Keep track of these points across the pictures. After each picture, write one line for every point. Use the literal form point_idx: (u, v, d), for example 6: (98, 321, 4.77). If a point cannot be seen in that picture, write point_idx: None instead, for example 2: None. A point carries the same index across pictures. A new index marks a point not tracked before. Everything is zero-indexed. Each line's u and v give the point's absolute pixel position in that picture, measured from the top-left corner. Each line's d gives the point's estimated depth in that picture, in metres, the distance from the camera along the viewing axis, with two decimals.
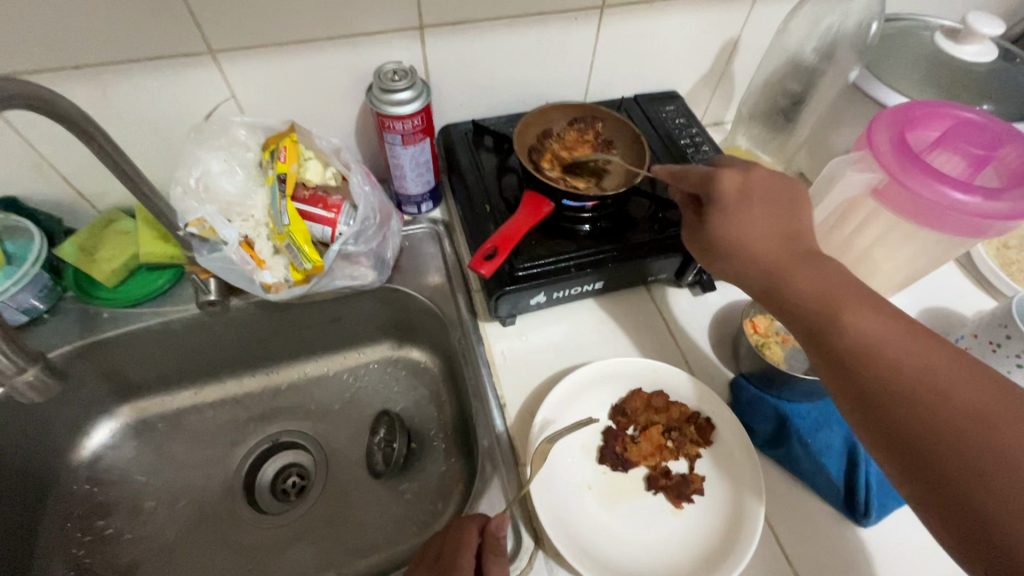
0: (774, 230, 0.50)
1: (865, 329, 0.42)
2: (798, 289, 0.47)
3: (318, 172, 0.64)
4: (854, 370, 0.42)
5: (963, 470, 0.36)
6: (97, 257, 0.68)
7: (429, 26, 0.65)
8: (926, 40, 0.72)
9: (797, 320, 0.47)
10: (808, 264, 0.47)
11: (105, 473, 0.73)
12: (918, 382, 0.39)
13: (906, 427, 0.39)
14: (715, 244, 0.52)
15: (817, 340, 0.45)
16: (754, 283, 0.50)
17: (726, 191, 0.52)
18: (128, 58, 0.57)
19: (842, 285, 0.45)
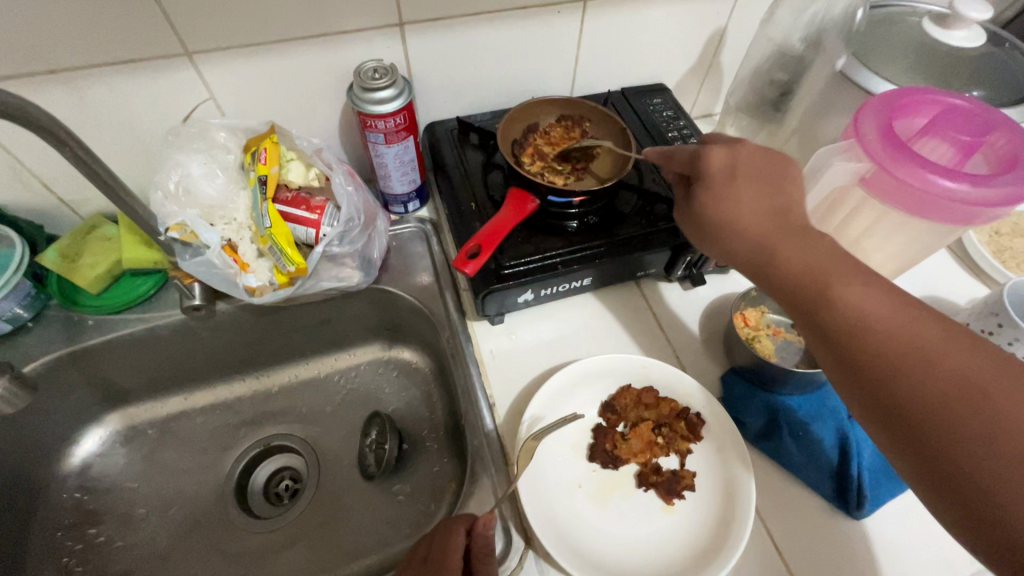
0: (764, 205, 0.48)
1: (858, 305, 0.41)
2: (788, 265, 0.46)
3: (300, 173, 0.64)
4: (847, 348, 0.41)
5: (959, 447, 0.35)
6: (79, 265, 0.67)
7: (409, 22, 0.64)
8: (913, 27, 0.71)
9: (787, 297, 0.46)
10: (799, 240, 0.46)
11: (95, 481, 0.72)
12: (912, 357, 0.39)
13: (900, 403, 0.38)
14: (704, 223, 0.51)
15: (808, 318, 0.44)
16: (745, 262, 0.49)
17: (713, 170, 0.51)
18: (104, 62, 0.56)
19: (833, 259, 0.44)
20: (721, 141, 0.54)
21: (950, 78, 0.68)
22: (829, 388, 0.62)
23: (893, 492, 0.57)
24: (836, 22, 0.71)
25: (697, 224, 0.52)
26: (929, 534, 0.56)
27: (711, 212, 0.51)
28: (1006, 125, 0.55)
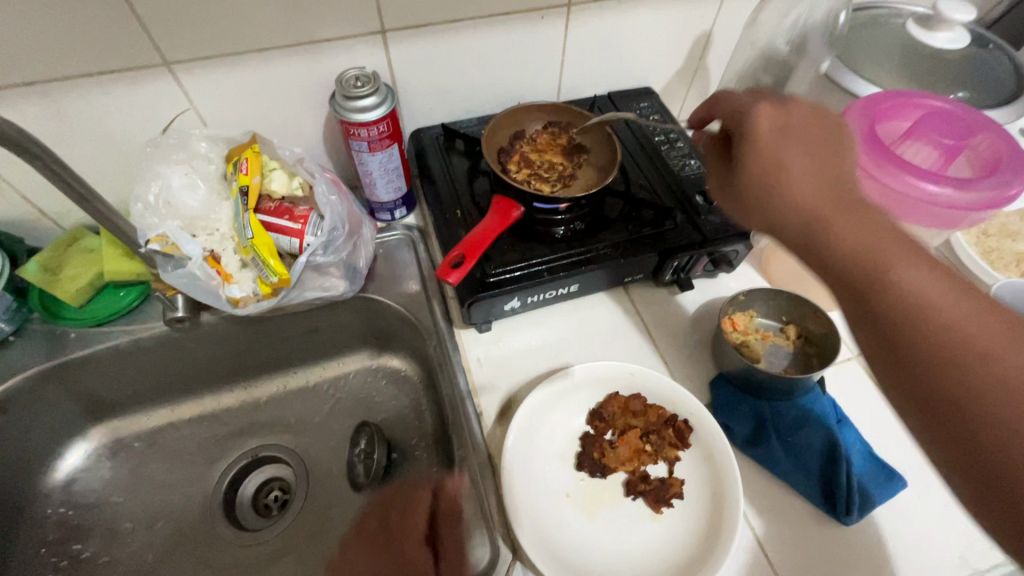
0: (815, 173, 0.42)
1: (922, 293, 0.36)
2: (840, 240, 0.40)
3: (283, 182, 0.63)
4: (907, 340, 0.36)
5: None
6: (61, 277, 0.66)
7: (392, 30, 0.63)
8: (898, 29, 0.71)
9: (835, 279, 0.40)
10: (854, 215, 0.40)
11: (80, 496, 0.71)
12: (985, 355, 0.33)
13: (968, 407, 0.33)
14: (743, 194, 0.46)
15: (862, 304, 0.39)
16: (786, 238, 0.43)
17: (761, 130, 0.45)
18: (81, 73, 0.55)
19: (892, 237, 0.39)
20: (768, 101, 0.48)
21: (935, 80, 0.68)
22: (816, 393, 0.62)
23: (883, 497, 0.56)
24: (820, 25, 0.71)
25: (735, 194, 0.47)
26: (921, 539, 0.56)
27: (752, 181, 0.45)
28: (988, 127, 0.55)
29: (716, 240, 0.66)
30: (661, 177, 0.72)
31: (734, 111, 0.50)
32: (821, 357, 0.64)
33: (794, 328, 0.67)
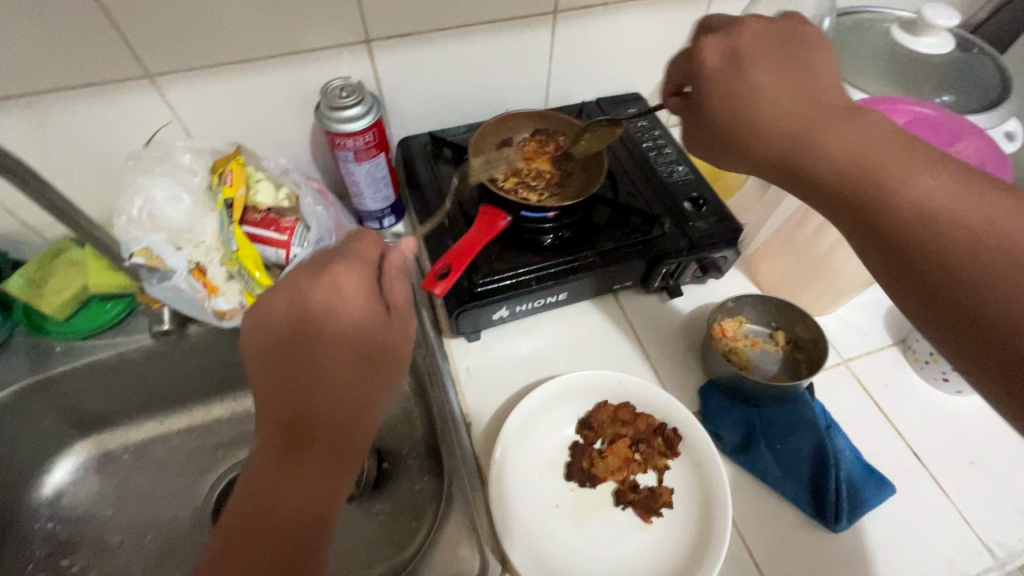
0: (784, 96, 0.42)
1: (915, 189, 0.37)
2: (826, 156, 0.40)
3: (268, 194, 0.63)
4: (900, 237, 0.37)
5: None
6: (44, 291, 0.65)
7: (376, 39, 0.63)
8: (883, 34, 0.71)
9: (831, 197, 0.41)
10: (840, 121, 0.41)
11: (67, 510, 0.71)
12: (977, 238, 0.34)
13: (961, 291, 0.34)
14: (715, 129, 0.46)
15: (852, 211, 0.39)
16: (767, 164, 0.44)
17: (710, 65, 0.45)
18: (62, 86, 0.55)
19: (886, 143, 0.39)
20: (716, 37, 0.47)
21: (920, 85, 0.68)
22: (806, 399, 0.61)
23: (872, 506, 0.56)
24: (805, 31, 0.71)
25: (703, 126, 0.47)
26: (909, 545, 0.56)
27: (719, 115, 0.45)
28: (972, 133, 0.56)
29: (704, 247, 0.66)
30: (649, 184, 0.72)
31: (681, 62, 0.49)
32: (810, 363, 0.64)
33: (783, 334, 0.67)
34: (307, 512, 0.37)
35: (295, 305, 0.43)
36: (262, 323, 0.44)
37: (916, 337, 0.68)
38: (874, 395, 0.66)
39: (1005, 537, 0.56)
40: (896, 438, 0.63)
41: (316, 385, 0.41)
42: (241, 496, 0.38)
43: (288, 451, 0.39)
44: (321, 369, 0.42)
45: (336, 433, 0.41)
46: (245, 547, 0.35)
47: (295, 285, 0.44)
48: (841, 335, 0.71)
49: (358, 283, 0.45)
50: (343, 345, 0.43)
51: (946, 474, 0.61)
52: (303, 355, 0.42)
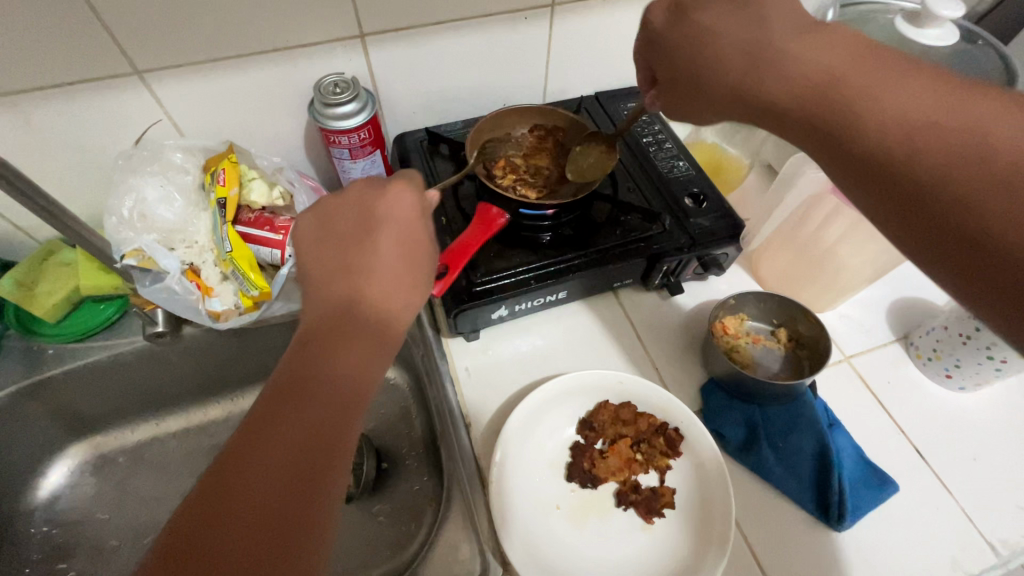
0: (735, 33, 0.41)
1: (884, 98, 0.35)
2: (778, 87, 0.39)
3: (262, 192, 0.62)
4: (872, 151, 0.35)
5: (996, 222, 0.30)
6: (35, 293, 0.64)
7: (370, 34, 0.62)
8: (886, 25, 0.70)
9: (794, 124, 0.39)
10: (791, 43, 0.39)
11: (63, 514, 0.70)
12: (953, 141, 0.32)
13: (942, 198, 0.32)
14: (680, 78, 0.47)
15: (820, 133, 0.37)
16: (739, 99, 0.43)
17: (659, 24, 0.47)
18: (48, 84, 0.54)
19: (840, 59, 0.37)
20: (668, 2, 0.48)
21: None
22: (809, 397, 0.61)
23: (874, 503, 0.56)
24: None
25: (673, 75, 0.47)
26: (911, 543, 0.55)
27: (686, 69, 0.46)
28: None
29: (706, 244, 0.65)
30: (650, 181, 0.71)
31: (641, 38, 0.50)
32: (812, 361, 0.64)
33: (785, 331, 0.67)
34: (335, 406, 0.38)
35: (356, 211, 0.47)
36: (321, 228, 0.47)
37: (920, 334, 0.68)
38: (877, 392, 0.66)
39: (1008, 535, 0.56)
40: (899, 436, 0.62)
41: (365, 285, 0.43)
42: (273, 382, 0.38)
43: (326, 343, 0.40)
44: (373, 268, 0.44)
45: (368, 338, 0.41)
46: (275, 430, 0.35)
47: (353, 201, 0.47)
48: (843, 331, 0.70)
49: (415, 197, 0.47)
50: (395, 250, 0.45)
51: (948, 471, 0.60)
52: (359, 254, 0.44)
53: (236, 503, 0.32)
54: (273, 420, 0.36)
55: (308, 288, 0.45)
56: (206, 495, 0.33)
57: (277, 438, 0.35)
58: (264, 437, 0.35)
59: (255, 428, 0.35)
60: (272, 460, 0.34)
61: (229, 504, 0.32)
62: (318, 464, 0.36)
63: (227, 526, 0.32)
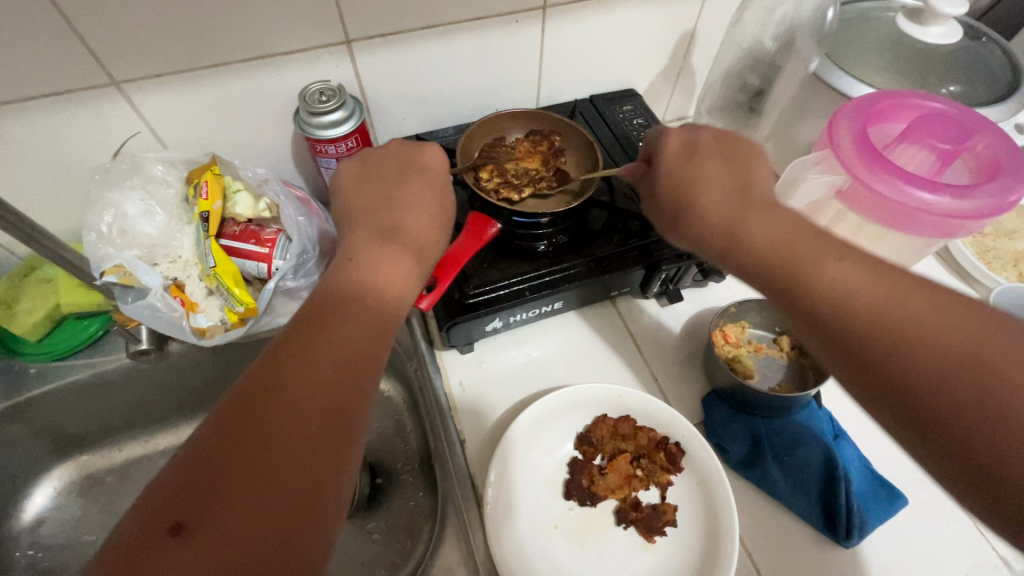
0: (727, 184, 0.47)
1: (865, 303, 0.37)
2: (755, 241, 0.43)
3: (248, 205, 0.60)
4: (872, 361, 0.36)
5: (949, 400, 0.33)
6: (17, 309, 0.62)
7: (356, 39, 0.60)
8: (888, 23, 0.68)
9: (761, 278, 0.43)
10: (762, 214, 0.44)
11: (48, 538, 0.68)
12: (915, 335, 0.35)
13: (915, 389, 0.35)
14: (665, 204, 0.50)
15: (818, 330, 0.39)
16: (727, 256, 0.45)
17: (673, 151, 0.52)
18: (22, 97, 0.52)
19: (805, 234, 0.42)
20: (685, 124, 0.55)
21: (928, 77, 0.65)
22: (812, 408, 0.59)
23: (884, 518, 0.54)
24: (808, 22, 0.68)
25: (673, 208, 0.50)
26: (922, 562, 0.54)
27: (702, 204, 0.47)
28: (985, 128, 0.52)
29: None
30: None
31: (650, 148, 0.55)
32: (817, 371, 0.62)
33: (787, 339, 0.65)
34: (346, 369, 0.39)
35: (398, 157, 0.57)
36: (380, 172, 0.55)
37: None
38: None
39: None
40: None
41: (402, 220, 0.51)
42: (272, 349, 0.39)
43: (362, 264, 0.46)
44: (421, 220, 0.53)
45: (368, 311, 0.43)
46: (281, 398, 0.36)
47: (387, 153, 0.57)
48: None
49: (444, 160, 0.59)
50: (435, 208, 0.55)
51: None
52: (400, 187, 0.54)
53: (249, 457, 0.33)
54: (281, 385, 0.36)
55: (344, 224, 0.52)
56: (215, 458, 0.33)
57: (291, 398, 0.36)
58: (274, 396, 0.36)
59: (262, 389, 0.36)
60: (289, 409, 0.35)
61: (239, 465, 0.33)
62: (342, 414, 0.37)
63: (238, 483, 0.32)
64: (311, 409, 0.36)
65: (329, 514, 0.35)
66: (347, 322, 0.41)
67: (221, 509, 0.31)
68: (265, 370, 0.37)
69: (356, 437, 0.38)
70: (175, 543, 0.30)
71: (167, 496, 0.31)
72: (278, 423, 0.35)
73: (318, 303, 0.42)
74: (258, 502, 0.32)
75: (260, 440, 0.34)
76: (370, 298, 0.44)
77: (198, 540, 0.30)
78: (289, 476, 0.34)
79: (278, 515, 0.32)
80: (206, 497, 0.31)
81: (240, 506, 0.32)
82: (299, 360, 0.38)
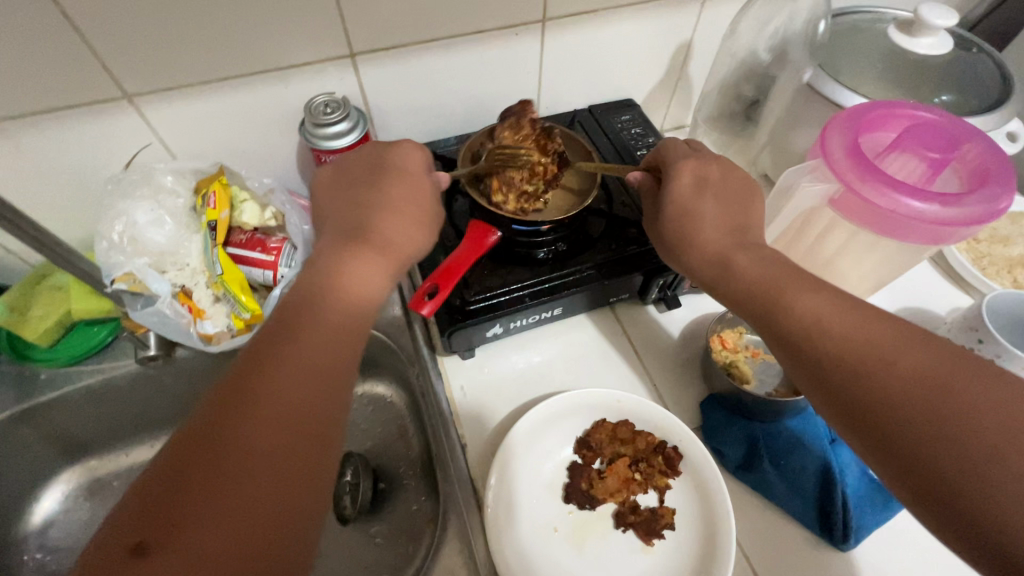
0: (725, 223, 0.52)
1: (832, 328, 0.42)
2: (742, 271, 0.49)
3: (255, 214, 0.62)
4: (836, 381, 0.41)
5: (901, 414, 0.38)
6: (29, 316, 0.64)
7: (361, 53, 0.61)
8: (880, 34, 0.69)
9: (745, 307, 0.48)
10: (747, 251, 0.50)
11: (56, 541, 0.69)
12: (873, 358, 0.40)
13: (874, 403, 0.39)
14: (666, 234, 0.55)
15: (791, 351, 0.44)
16: (715, 286, 0.51)
17: (682, 183, 0.55)
18: (37, 109, 0.53)
19: (783, 270, 0.47)
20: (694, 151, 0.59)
21: (920, 86, 0.66)
22: (809, 413, 0.60)
23: (879, 522, 0.55)
24: (801, 33, 0.69)
25: (674, 238, 0.54)
26: (917, 565, 0.54)
27: (693, 239, 0.52)
28: (975, 137, 0.53)
29: None
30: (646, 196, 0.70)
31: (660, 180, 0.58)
32: None
33: None
34: (321, 384, 0.40)
35: (374, 155, 0.55)
36: (370, 170, 0.54)
37: None
38: None
39: None
40: None
41: (371, 221, 0.50)
42: (244, 361, 0.39)
43: (331, 267, 0.46)
44: (401, 218, 0.51)
45: (342, 324, 0.44)
46: (257, 412, 0.37)
47: (371, 153, 0.56)
48: None
49: (422, 158, 0.57)
50: (420, 208, 0.53)
51: None
52: (381, 183, 0.53)
53: (218, 476, 0.34)
54: (256, 398, 0.37)
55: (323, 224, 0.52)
56: (184, 474, 0.34)
57: (263, 415, 0.37)
58: (245, 414, 0.37)
59: (231, 408, 0.37)
60: (260, 425, 0.36)
61: (207, 481, 0.34)
62: (316, 430, 0.39)
63: (205, 498, 0.33)
64: (285, 424, 0.37)
65: (302, 526, 0.36)
66: (321, 335, 0.42)
67: (185, 527, 0.32)
68: (236, 386, 0.38)
69: (328, 452, 0.39)
70: (138, 563, 0.30)
71: (135, 513, 0.32)
72: (251, 441, 0.36)
73: (292, 315, 0.42)
74: (222, 517, 0.33)
75: (229, 458, 0.35)
76: (346, 312, 0.44)
77: (163, 554, 0.31)
78: (260, 493, 0.35)
79: (249, 532, 0.33)
80: (171, 517, 0.32)
81: (206, 521, 0.32)
82: (271, 377, 0.38)
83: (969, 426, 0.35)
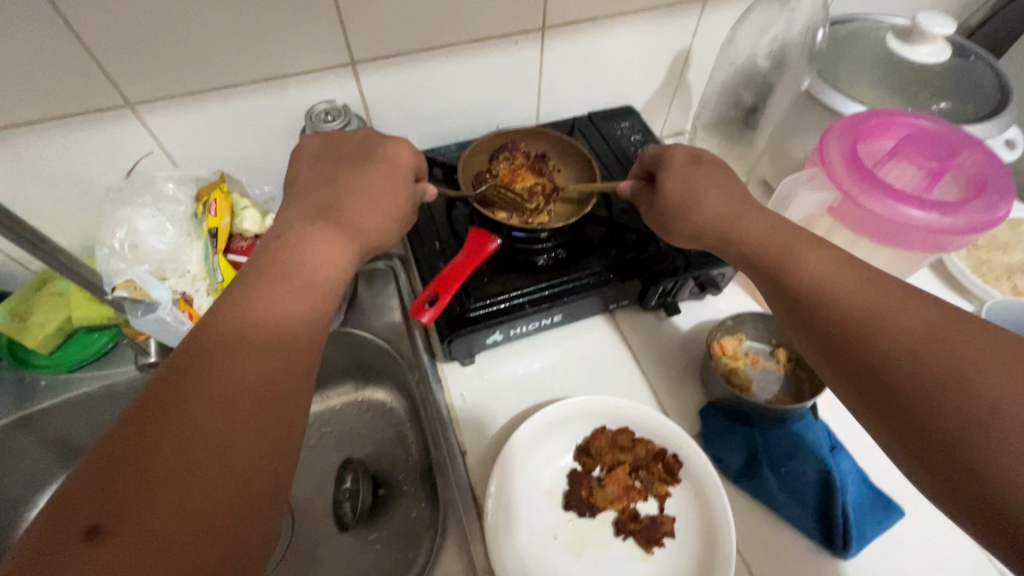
0: (722, 209, 0.52)
1: (837, 289, 0.43)
2: (752, 236, 0.50)
3: (255, 221, 0.64)
4: (841, 340, 0.41)
5: (903, 371, 0.38)
6: (29, 324, 0.64)
7: (361, 61, 0.62)
8: (879, 41, 0.70)
9: (757, 268, 0.49)
10: (749, 229, 0.50)
11: None
12: (877, 316, 0.40)
13: (875, 361, 0.39)
14: (663, 207, 0.54)
15: (801, 314, 0.44)
16: (728, 247, 0.52)
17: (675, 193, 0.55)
18: (40, 117, 0.54)
19: (793, 235, 0.48)
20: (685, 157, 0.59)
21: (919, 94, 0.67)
22: (807, 420, 0.60)
23: (879, 530, 0.55)
24: (799, 41, 0.70)
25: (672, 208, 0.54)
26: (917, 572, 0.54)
27: None
28: (972, 144, 0.54)
29: (703, 265, 0.64)
30: None
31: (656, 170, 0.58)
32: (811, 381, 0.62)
33: (784, 350, 0.66)
34: (281, 371, 0.40)
35: (360, 149, 0.55)
36: (352, 161, 0.54)
37: None
38: None
39: None
40: None
41: (342, 205, 0.51)
42: (204, 343, 0.39)
43: (294, 245, 0.46)
44: (372, 204, 0.52)
45: (304, 311, 0.44)
46: (218, 395, 0.37)
47: (360, 142, 0.56)
48: None
49: (409, 152, 0.57)
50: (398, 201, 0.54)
51: None
52: (360, 180, 0.52)
53: (174, 458, 0.33)
54: (216, 382, 0.37)
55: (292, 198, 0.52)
56: (139, 454, 0.33)
57: (224, 399, 0.37)
58: (204, 398, 0.36)
59: (187, 390, 0.36)
60: (219, 408, 0.37)
61: (164, 462, 0.33)
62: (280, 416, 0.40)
63: (162, 480, 0.33)
64: (246, 408, 0.38)
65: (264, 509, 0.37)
66: (283, 320, 0.42)
67: (148, 510, 0.31)
68: (193, 370, 0.37)
69: (289, 437, 0.40)
70: (88, 547, 0.29)
71: (85, 495, 0.31)
72: (211, 423, 0.36)
73: (251, 297, 0.42)
74: (180, 499, 0.33)
75: (185, 441, 0.34)
76: (309, 300, 0.45)
77: (115, 539, 0.30)
78: (220, 476, 0.35)
79: (209, 514, 0.33)
80: (125, 501, 0.31)
81: (163, 503, 0.32)
82: (230, 361, 0.38)
83: (971, 381, 0.35)
